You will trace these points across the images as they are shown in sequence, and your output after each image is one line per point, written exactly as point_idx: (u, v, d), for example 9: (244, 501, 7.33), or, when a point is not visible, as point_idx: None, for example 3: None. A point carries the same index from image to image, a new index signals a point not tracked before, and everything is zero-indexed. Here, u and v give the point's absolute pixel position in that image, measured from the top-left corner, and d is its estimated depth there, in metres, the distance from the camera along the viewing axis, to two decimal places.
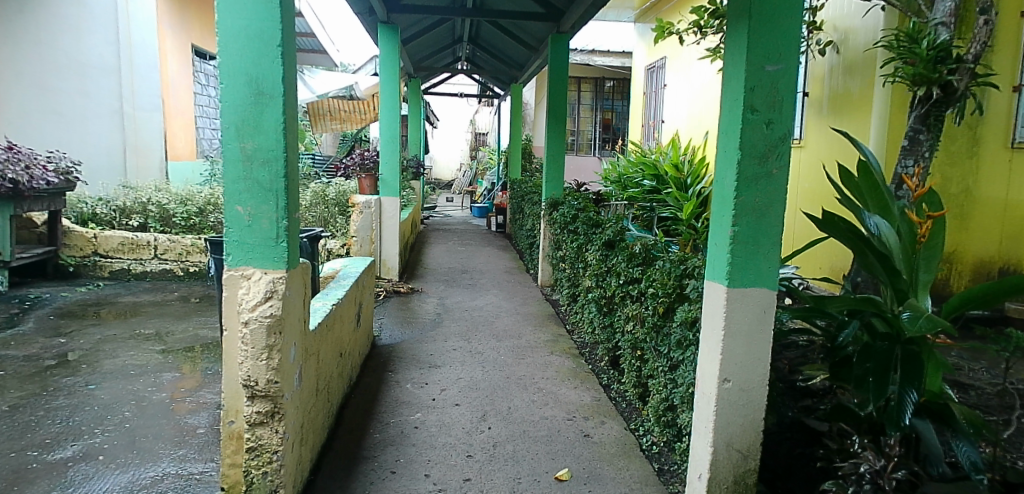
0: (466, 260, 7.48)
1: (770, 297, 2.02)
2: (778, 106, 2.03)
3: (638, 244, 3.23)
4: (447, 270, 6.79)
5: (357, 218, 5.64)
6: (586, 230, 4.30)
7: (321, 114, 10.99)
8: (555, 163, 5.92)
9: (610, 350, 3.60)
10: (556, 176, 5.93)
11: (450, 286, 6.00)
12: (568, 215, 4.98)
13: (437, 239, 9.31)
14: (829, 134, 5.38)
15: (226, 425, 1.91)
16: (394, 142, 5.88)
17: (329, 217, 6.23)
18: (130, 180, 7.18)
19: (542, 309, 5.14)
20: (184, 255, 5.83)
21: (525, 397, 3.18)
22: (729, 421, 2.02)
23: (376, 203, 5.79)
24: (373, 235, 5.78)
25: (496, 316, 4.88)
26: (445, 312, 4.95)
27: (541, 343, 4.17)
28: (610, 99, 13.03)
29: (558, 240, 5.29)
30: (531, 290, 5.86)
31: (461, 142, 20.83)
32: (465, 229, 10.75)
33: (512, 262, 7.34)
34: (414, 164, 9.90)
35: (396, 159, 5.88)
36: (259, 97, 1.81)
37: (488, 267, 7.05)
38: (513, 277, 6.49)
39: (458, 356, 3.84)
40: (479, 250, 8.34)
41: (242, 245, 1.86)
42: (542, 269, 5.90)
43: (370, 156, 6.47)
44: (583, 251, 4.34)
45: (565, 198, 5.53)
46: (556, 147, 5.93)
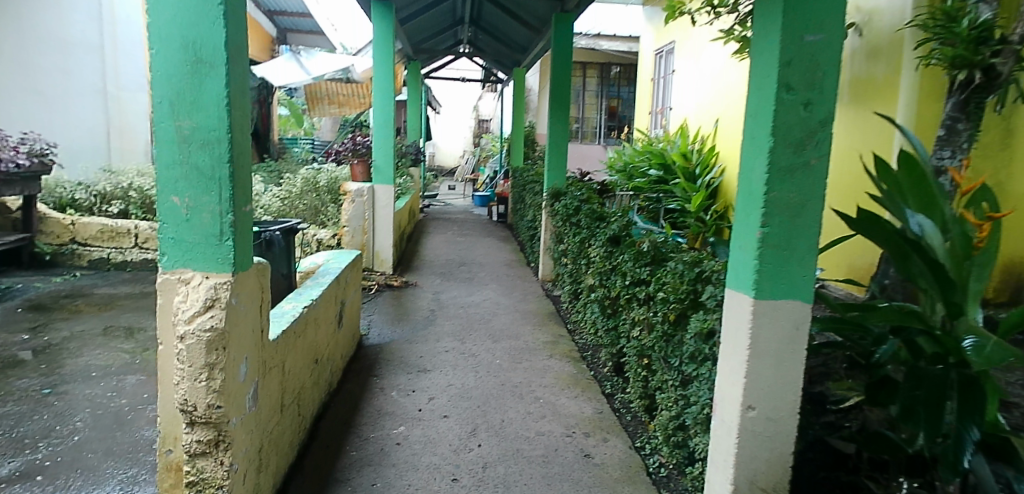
0: (464, 252, 7.18)
1: (805, 311, 1.72)
2: (817, 84, 1.70)
3: (646, 240, 2.91)
4: (444, 263, 6.49)
5: (349, 205, 5.44)
6: (589, 223, 3.99)
7: (318, 97, 10.64)
8: (557, 151, 5.59)
9: (614, 355, 3.31)
10: (558, 165, 5.61)
11: (445, 279, 5.71)
12: (570, 206, 4.67)
13: (435, 229, 8.99)
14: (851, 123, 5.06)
15: (163, 456, 1.63)
16: (388, 127, 5.57)
17: (319, 206, 5.89)
18: (113, 164, 6.98)
19: (542, 306, 4.85)
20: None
21: (520, 408, 2.90)
22: (754, 456, 1.72)
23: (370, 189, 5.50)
24: (365, 225, 5.53)
25: (493, 313, 4.59)
26: (438, 309, 4.66)
27: (539, 345, 3.88)
28: (615, 86, 12.62)
29: (559, 233, 4.99)
30: (531, 285, 5.56)
31: (463, 129, 20.41)
32: (466, 218, 10.45)
33: (512, 254, 7.03)
34: (412, 151, 9.57)
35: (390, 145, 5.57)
36: (196, 66, 1.52)
37: (487, 260, 6.74)
38: (512, 270, 6.19)
39: (450, 359, 3.55)
40: (478, 241, 8.03)
41: (181, 243, 1.57)
42: (542, 263, 5.62)
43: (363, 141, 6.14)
44: (585, 245, 4.03)
45: (568, 188, 5.21)
46: (559, 134, 5.59)
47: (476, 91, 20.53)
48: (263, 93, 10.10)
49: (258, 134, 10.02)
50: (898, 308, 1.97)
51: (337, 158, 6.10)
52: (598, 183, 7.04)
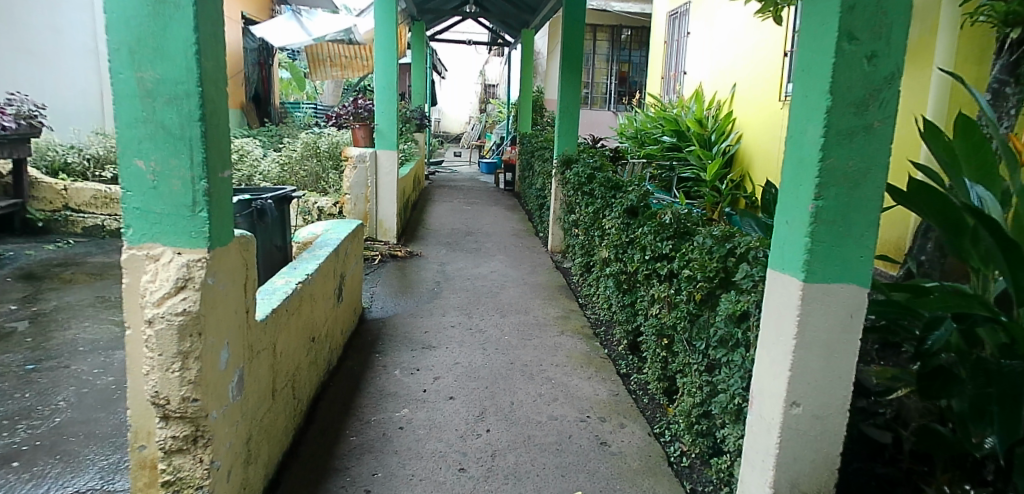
0: (471, 221, 6.96)
1: (861, 297, 1.50)
2: (888, 27, 1.41)
3: (668, 212, 2.69)
4: (449, 232, 6.28)
5: (349, 172, 5.24)
6: (603, 192, 3.76)
7: (320, 60, 10.34)
8: (567, 115, 5.30)
9: (629, 333, 3.13)
10: (569, 129, 5.32)
11: (452, 249, 5.52)
12: (582, 174, 4.42)
13: (440, 197, 8.76)
14: None
15: (136, 451, 1.46)
16: (391, 91, 5.30)
17: (321, 173, 5.60)
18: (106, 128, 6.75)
19: (551, 279, 4.66)
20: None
21: (531, 390, 2.73)
22: (797, 457, 1.54)
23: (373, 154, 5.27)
24: (368, 193, 5.32)
25: (501, 286, 4.41)
26: (444, 281, 4.48)
27: (550, 320, 3.70)
28: (626, 50, 12.13)
29: (570, 202, 4.76)
30: (540, 257, 5.36)
31: (469, 94, 19.91)
32: (472, 186, 10.20)
33: (520, 224, 6.82)
34: (417, 116, 9.27)
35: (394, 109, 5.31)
36: (159, 5, 1.28)
37: (494, 229, 6.52)
38: (520, 241, 5.99)
39: (456, 336, 3.38)
40: (485, 210, 7.80)
41: (148, 214, 1.36)
42: (552, 234, 5.42)
43: (365, 105, 5.83)
44: (599, 216, 3.81)
45: (580, 155, 4.96)
46: (570, 98, 5.30)
47: (482, 56, 19.95)
48: (263, 55, 9.70)
49: (258, 98, 9.60)
50: (948, 288, 1.85)
51: (338, 122, 5.76)
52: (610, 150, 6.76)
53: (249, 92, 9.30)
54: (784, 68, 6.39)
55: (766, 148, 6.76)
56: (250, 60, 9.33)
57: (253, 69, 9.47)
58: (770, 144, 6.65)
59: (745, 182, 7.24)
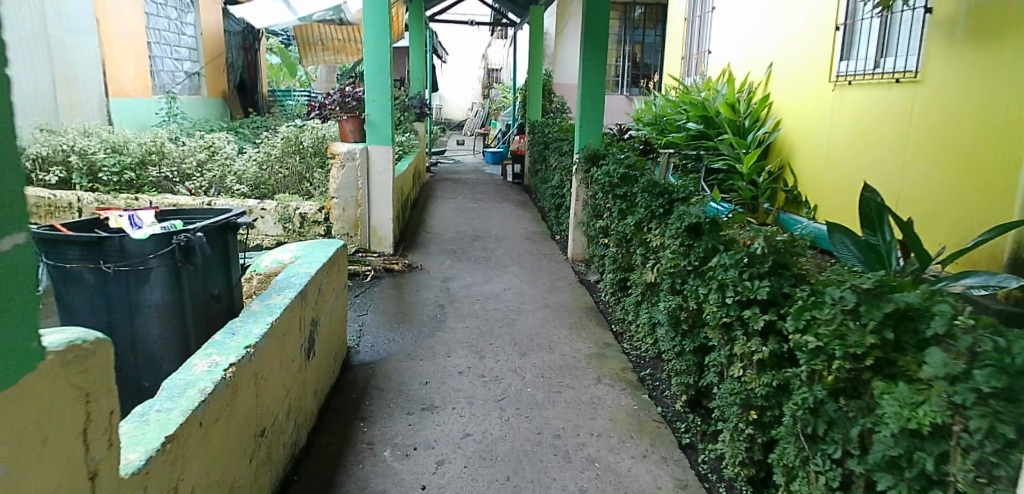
0: (478, 222, 6.20)
1: None
2: None
3: (756, 238, 1.98)
4: (454, 237, 5.54)
5: (335, 172, 4.49)
6: (645, 196, 3.02)
7: (311, 43, 9.55)
8: (590, 101, 4.52)
9: (688, 387, 2.43)
10: (594, 117, 4.53)
11: (457, 259, 4.77)
12: (612, 172, 3.68)
13: (443, 192, 7.98)
14: (964, 72, 4.07)
15: None
16: (383, 76, 4.52)
17: (306, 172, 4.85)
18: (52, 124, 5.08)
19: (576, 298, 3.92)
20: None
21: (568, 483, 2.00)
22: None
23: (364, 149, 4.52)
24: (359, 196, 4.56)
25: (517, 309, 3.67)
26: (448, 303, 3.75)
27: (581, 361, 2.97)
28: (640, 29, 11.20)
29: (598, 206, 4.01)
30: (559, 268, 4.62)
31: (472, 79, 18.98)
32: (477, 179, 9.43)
33: (532, 225, 6.06)
34: (417, 104, 8.47)
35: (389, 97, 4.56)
36: None
37: (504, 232, 5.77)
38: (536, 247, 5.24)
39: (465, 388, 2.64)
40: (493, 207, 7.04)
41: None
42: (573, 240, 4.70)
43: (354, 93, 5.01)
44: (641, 227, 3.08)
45: (604, 148, 4.23)
46: (594, 81, 4.52)
47: (484, 39, 18.97)
48: (248, 38, 8.92)
49: (244, 85, 8.84)
50: None
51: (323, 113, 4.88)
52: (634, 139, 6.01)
53: (234, 79, 8.52)
54: (833, 44, 5.60)
55: (810, 135, 6.00)
56: (233, 44, 8.56)
57: (236, 54, 8.67)
58: (816, 131, 5.88)
59: (784, 176, 6.46)
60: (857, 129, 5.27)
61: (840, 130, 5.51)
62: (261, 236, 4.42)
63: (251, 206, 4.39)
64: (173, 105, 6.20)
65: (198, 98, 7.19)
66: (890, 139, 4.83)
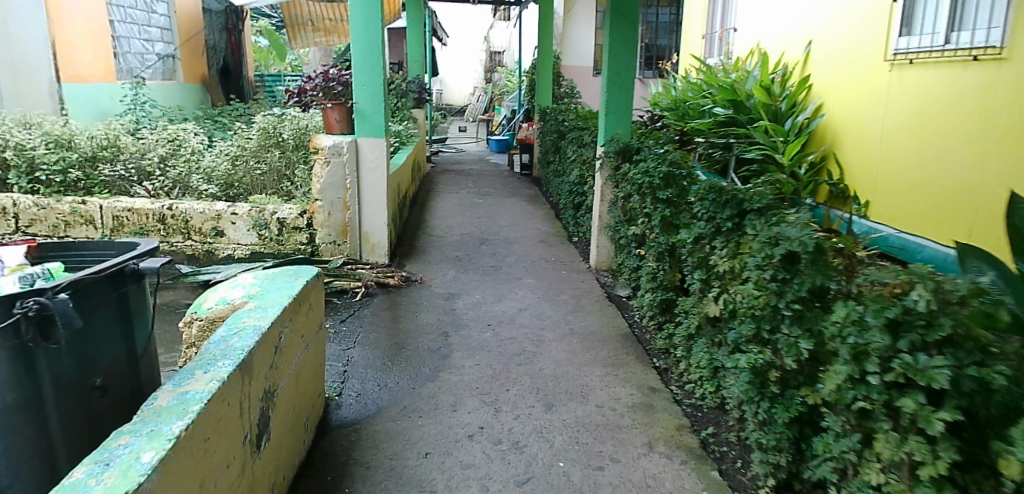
0: (485, 221, 5.55)
1: None
2: None
3: (915, 284, 1.30)
4: (458, 241, 4.89)
5: (319, 169, 3.82)
6: (706, 206, 2.37)
7: (300, 24, 8.81)
8: (618, 86, 3.84)
9: (776, 468, 1.83)
10: (623, 103, 3.86)
11: (463, 270, 4.13)
12: (653, 171, 3.05)
13: (445, 186, 7.31)
14: None
15: None
16: (375, 55, 3.83)
17: (285, 169, 4.19)
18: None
19: (606, 321, 3.28)
20: (62, 228, 3.71)
21: None
22: None
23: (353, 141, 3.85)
24: (347, 197, 3.88)
25: (535, 338, 3.03)
26: (453, 330, 3.11)
27: (624, 416, 2.33)
28: (653, 8, 10.44)
29: (631, 209, 3.39)
30: (582, 280, 3.98)
31: (474, 63, 18.19)
32: (482, 170, 8.74)
33: (546, 226, 5.41)
34: (416, 89, 7.71)
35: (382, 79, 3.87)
36: None
37: (515, 234, 5.12)
38: (552, 254, 4.59)
39: (477, 463, 2.00)
40: (500, 204, 6.39)
41: None
42: (597, 246, 4.10)
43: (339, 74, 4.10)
44: (700, 243, 2.42)
45: (637, 139, 3.58)
46: (624, 62, 3.84)
47: (484, 20, 18.15)
48: (231, 18, 8.19)
49: (228, 69, 8.16)
50: None
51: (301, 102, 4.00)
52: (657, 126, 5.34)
53: (216, 63, 7.84)
54: (890, 18, 4.89)
55: (861, 122, 5.31)
56: (214, 25, 7.87)
57: (218, 35, 7.96)
58: (869, 118, 5.19)
59: (826, 168, 5.78)
60: (921, 115, 4.57)
61: (900, 115, 4.82)
62: (233, 245, 3.77)
63: (220, 210, 3.73)
64: (141, 91, 5.55)
65: (172, 84, 6.55)
66: (966, 124, 4.12)
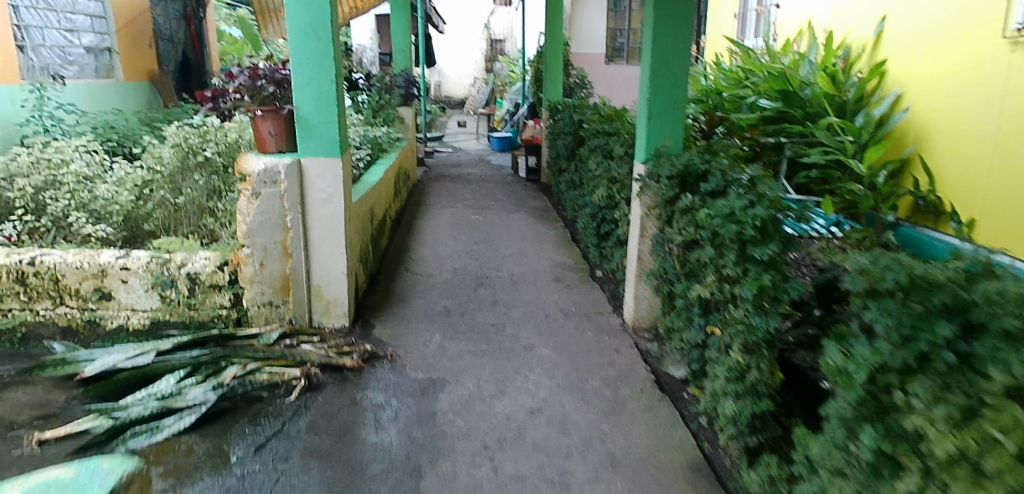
0: (485, 249, 4.42)
1: None
2: None
3: None
4: (449, 280, 3.78)
5: (245, 203, 2.70)
6: (886, 315, 1.23)
7: (272, 10, 7.66)
8: (666, 76, 2.75)
9: None
10: (673, 101, 2.77)
11: (453, 333, 3.02)
12: (740, 216, 1.93)
13: (439, 197, 6.20)
14: None
15: None
16: (324, 40, 2.70)
17: (208, 200, 3.10)
18: None
19: (664, 436, 2.17)
20: None
21: None
22: None
23: (296, 161, 2.75)
24: (289, 240, 2.77)
25: (558, 477, 1.93)
26: (430, 461, 2.01)
27: None
28: None
29: (699, 263, 2.28)
30: (616, 349, 2.87)
31: (474, 52, 16.97)
32: (483, 174, 7.60)
33: (561, 256, 4.28)
34: (402, 82, 6.43)
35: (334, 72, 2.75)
36: None
37: (522, 269, 3.99)
38: (572, 301, 3.47)
39: None
40: (504, 221, 5.26)
41: None
42: (637, 298, 3.01)
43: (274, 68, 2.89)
44: (876, 378, 1.25)
45: (699, 155, 2.46)
46: (675, 42, 2.72)
47: (484, 7, 16.90)
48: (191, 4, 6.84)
49: (188, 63, 6.87)
50: None
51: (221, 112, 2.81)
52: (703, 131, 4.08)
53: (173, 57, 6.60)
54: None
55: (959, 118, 4.12)
56: (170, 13, 6.57)
57: (174, 24, 6.61)
58: (974, 113, 3.98)
59: (912, 174, 4.56)
60: None
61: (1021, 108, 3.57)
62: (125, 313, 2.68)
63: (104, 264, 2.64)
64: (48, 94, 4.43)
65: (107, 83, 5.37)
66: None
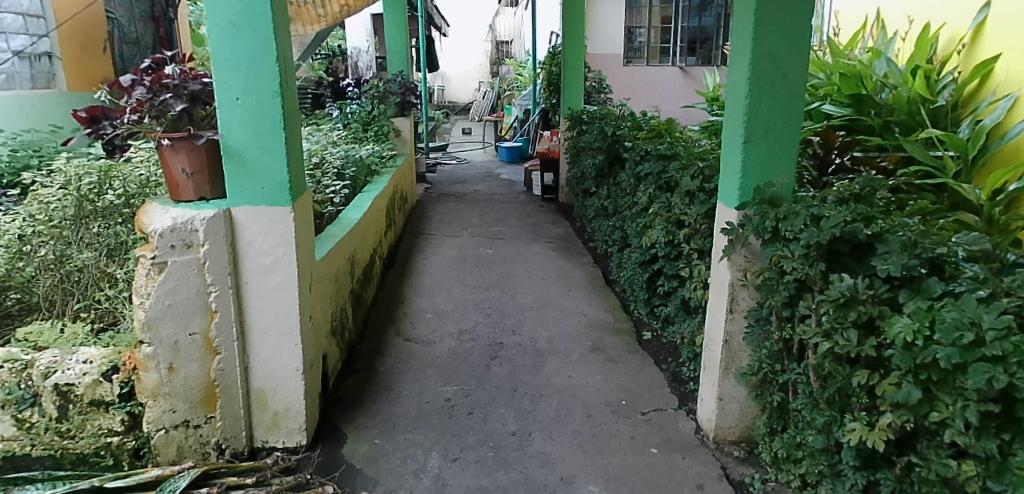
0: (498, 300, 3.50)
1: None
2: None
3: None
4: (453, 351, 2.88)
5: (142, 279, 1.77)
6: None
7: None
8: (774, 81, 1.88)
9: None
10: (783, 118, 1.91)
11: (456, 452, 2.10)
12: (997, 352, 1.02)
13: (442, 222, 5.30)
14: None
15: None
16: (262, 32, 1.78)
17: (107, 263, 2.19)
18: None
19: None
20: None
21: None
22: None
23: (226, 210, 1.87)
24: (213, 330, 1.87)
25: None
26: None
27: None
28: None
29: (873, 392, 1.37)
30: (699, 482, 1.95)
31: (478, 55, 16.24)
32: (492, 191, 6.70)
33: (596, 309, 3.36)
34: (398, 89, 5.49)
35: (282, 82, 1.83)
36: None
37: (547, 332, 3.07)
38: (619, 387, 2.55)
39: None
40: (519, 256, 4.35)
41: None
42: (723, 399, 2.09)
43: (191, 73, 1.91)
44: None
45: (849, 207, 1.54)
46: (787, 31, 1.85)
47: (490, 7, 16.12)
48: (160, 3, 6.00)
49: None
50: None
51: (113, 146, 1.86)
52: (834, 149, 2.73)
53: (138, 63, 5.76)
54: None
55: None
56: (134, 13, 5.72)
57: (141, 25, 5.79)
58: None
59: None
60: None
61: None
62: None
63: None
64: None
65: (46, 95, 4.48)
66: None
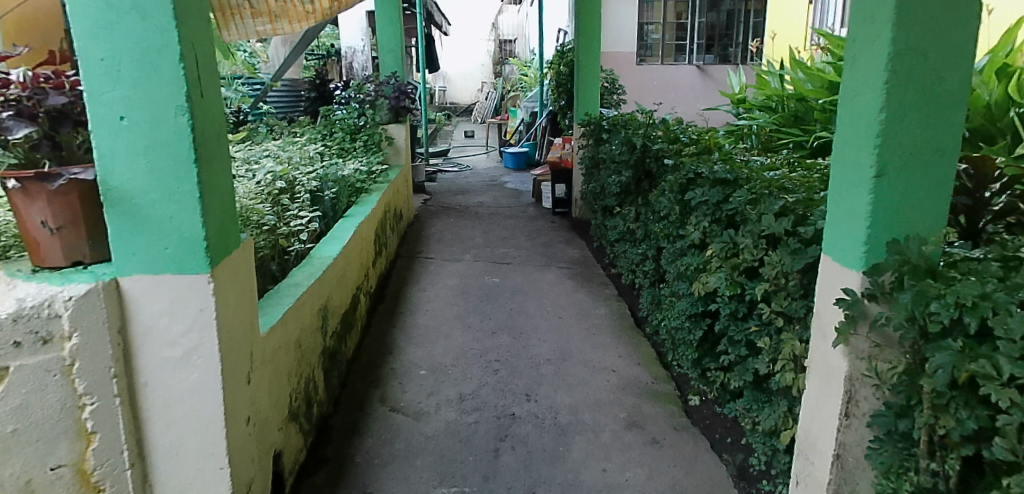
0: (508, 349, 2.89)
1: None
2: None
3: None
4: (451, 428, 2.26)
5: None
6: None
7: None
8: (924, 86, 1.27)
9: None
10: (936, 140, 1.30)
11: None
12: None
13: (440, 242, 4.69)
14: None
15: None
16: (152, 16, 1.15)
17: None
18: None
19: None
20: None
21: None
22: None
23: (110, 282, 1.26)
24: (89, 459, 1.26)
25: None
26: None
27: None
28: None
29: None
30: None
31: (479, 54, 15.64)
32: (496, 204, 6.09)
33: (627, 363, 2.74)
34: (390, 92, 4.89)
35: (193, 93, 1.22)
36: None
37: (569, 398, 2.46)
38: (671, 487, 1.93)
39: None
40: (530, 286, 3.73)
41: None
42: None
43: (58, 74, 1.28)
44: None
45: None
46: (943, 12, 1.24)
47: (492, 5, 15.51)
48: None
49: None
50: None
51: None
52: (968, 172, 1.57)
53: None
54: None
55: None
56: None
57: None
58: None
59: None
60: None
61: None
62: None
63: None
64: None
65: None
66: None
